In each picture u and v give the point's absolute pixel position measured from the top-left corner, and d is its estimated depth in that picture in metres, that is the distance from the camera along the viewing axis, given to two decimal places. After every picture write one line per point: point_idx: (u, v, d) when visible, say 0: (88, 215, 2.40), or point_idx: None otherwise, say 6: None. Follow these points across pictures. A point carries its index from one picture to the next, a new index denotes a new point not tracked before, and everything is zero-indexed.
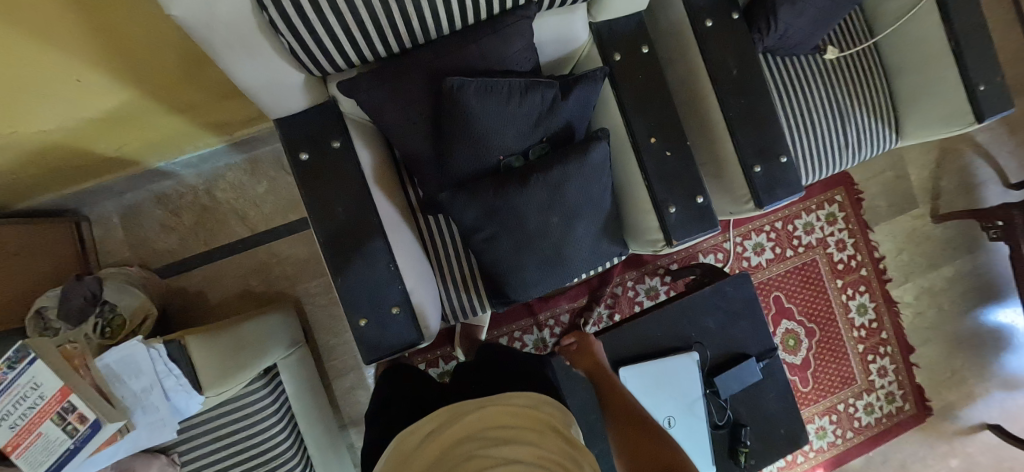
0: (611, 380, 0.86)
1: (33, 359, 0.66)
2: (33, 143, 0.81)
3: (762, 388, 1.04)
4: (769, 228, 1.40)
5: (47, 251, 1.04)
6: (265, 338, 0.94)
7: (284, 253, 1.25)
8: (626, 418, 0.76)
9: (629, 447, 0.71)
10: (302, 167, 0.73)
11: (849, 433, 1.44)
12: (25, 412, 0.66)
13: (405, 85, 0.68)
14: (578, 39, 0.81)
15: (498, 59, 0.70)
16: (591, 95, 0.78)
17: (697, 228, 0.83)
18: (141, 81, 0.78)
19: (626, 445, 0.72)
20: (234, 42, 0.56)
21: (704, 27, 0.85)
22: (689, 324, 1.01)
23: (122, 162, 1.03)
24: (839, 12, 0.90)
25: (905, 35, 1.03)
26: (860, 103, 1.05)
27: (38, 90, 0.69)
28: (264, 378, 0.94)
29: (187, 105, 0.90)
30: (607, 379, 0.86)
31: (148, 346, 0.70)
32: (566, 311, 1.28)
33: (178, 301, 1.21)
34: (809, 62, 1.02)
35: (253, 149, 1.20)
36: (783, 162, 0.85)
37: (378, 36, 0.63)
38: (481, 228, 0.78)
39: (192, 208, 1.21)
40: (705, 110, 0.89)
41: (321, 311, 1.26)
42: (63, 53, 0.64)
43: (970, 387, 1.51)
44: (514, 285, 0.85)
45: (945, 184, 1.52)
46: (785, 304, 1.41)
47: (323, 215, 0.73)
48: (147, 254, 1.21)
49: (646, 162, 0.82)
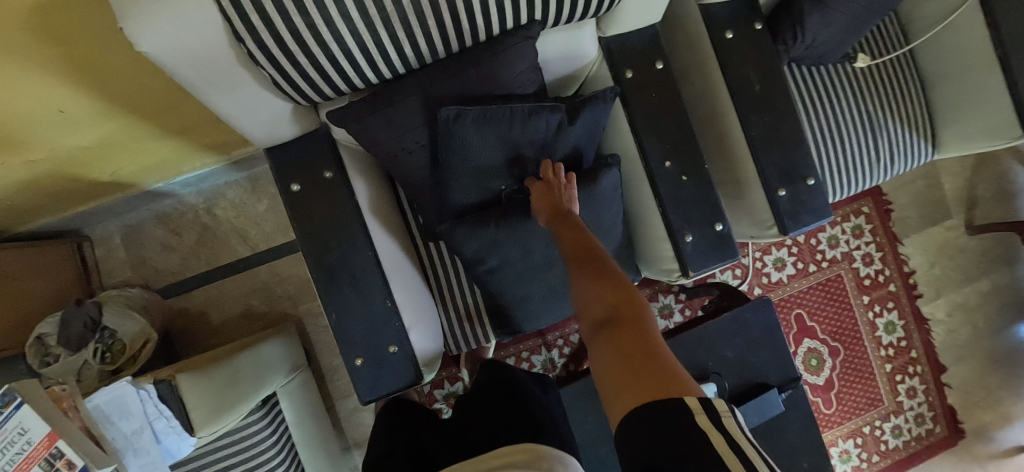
0: (572, 219, 0.63)
1: (19, 405, 0.63)
2: (24, 171, 0.79)
3: (783, 419, 0.98)
4: (790, 242, 1.33)
5: (47, 275, 1.03)
6: (263, 369, 0.91)
7: (285, 273, 1.22)
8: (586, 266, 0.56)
9: (588, 305, 0.52)
10: (293, 199, 0.69)
11: (875, 457, 1.37)
12: (13, 458, 0.63)
13: (399, 113, 0.63)
14: (587, 55, 0.75)
15: (499, 83, 0.65)
16: (601, 117, 0.72)
17: (715, 258, 0.77)
18: (129, 110, 0.75)
19: (585, 300, 0.53)
20: (211, 76, 0.52)
21: (724, 40, 0.78)
22: (706, 352, 0.95)
23: (119, 185, 1.01)
24: (872, 18, 0.83)
25: (945, 40, 0.94)
26: (892, 113, 0.98)
27: (19, 123, 0.66)
28: (263, 408, 0.90)
29: (180, 129, 0.87)
30: (568, 219, 0.63)
31: (138, 387, 0.69)
32: (575, 331, 1.23)
33: (180, 321, 1.19)
34: (837, 71, 0.95)
35: (253, 167, 1.18)
36: (811, 184, 0.79)
37: (368, 64, 0.59)
38: (484, 261, 0.74)
39: (193, 228, 1.19)
40: (724, 128, 0.82)
41: (324, 331, 1.24)
42: (42, 88, 0.61)
43: (1006, 408, 1.43)
44: (519, 316, 0.80)
45: (982, 192, 1.42)
46: (807, 323, 1.34)
47: (315, 249, 0.69)
48: (148, 274, 1.19)
49: (660, 187, 0.76)
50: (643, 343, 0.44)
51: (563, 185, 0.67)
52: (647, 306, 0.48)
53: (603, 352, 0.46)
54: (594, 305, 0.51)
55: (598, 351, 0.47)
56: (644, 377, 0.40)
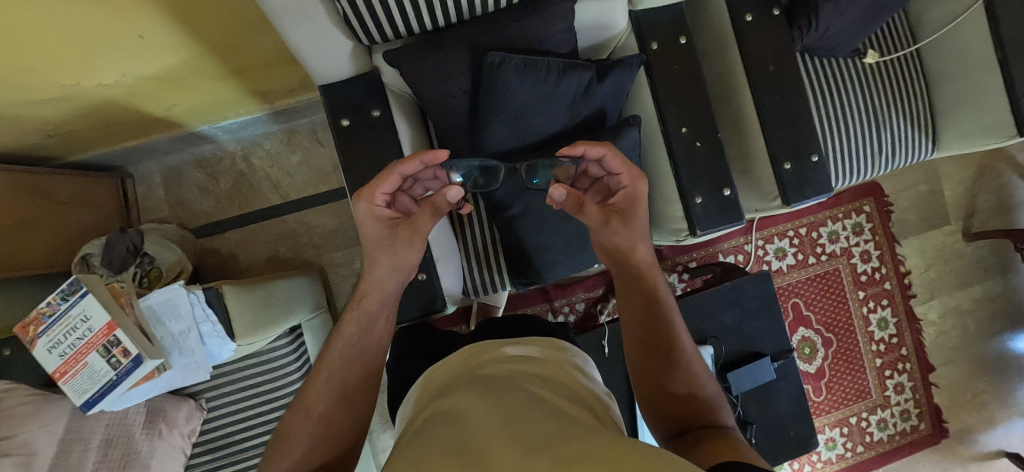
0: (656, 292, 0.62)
1: (85, 293, 0.73)
2: (94, 95, 0.86)
3: (772, 387, 1.05)
4: (793, 234, 1.39)
5: (93, 202, 1.10)
6: (294, 297, 0.96)
7: (312, 223, 1.29)
8: (664, 361, 0.57)
9: (665, 405, 0.55)
10: (342, 132, 0.76)
11: (859, 448, 1.42)
12: (75, 342, 0.72)
13: (446, 57, 0.70)
14: (618, 26, 0.82)
15: (539, 39, 0.72)
16: (626, 81, 0.79)
17: (722, 221, 0.83)
18: (195, 47, 0.82)
19: (661, 396, 0.56)
20: (292, 5, 0.60)
21: (744, 22, 0.85)
22: (706, 318, 1.02)
23: (168, 124, 1.08)
24: (884, 14, 0.89)
25: (951, 43, 1.01)
26: (896, 109, 1.04)
27: (102, 43, 0.73)
28: (291, 336, 0.96)
29: (236, 72, 0.94)
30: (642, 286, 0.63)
31: (189, 290, 0.76)
32: (582, 300, 1.29)
33: (210, 261, 1.26)
34: (849, 65, 1.01)
35: (290, 120, 1.25)
36: (815, 161, 0.85)
37: (427, 9, 0.66)
38: (511, 205, 0.81)
39: (229, 173, 1.27)
40: (739, 105, 0.89)
41: (344, 281, 1.31)
42: (129, 15, 0.68)
43: (991, 412, 1.47)
44: (536, 264, 0.87)
45: (980, 202, 1.48)
46: (803, 312, 1.40)
47: (358, 179, 0.76)
48: (184, 214, 1.27)
49: (675, 152, 0.83)
50: (727, 444, 0.46)
51: (615, 224, 0.64)
52: (730, 429, 0.52)
53: (685, 445, 0.49)
54: (671, 412, 0.55)
55: (678, 446, 0.50)
56: (731, 453, 0.43)
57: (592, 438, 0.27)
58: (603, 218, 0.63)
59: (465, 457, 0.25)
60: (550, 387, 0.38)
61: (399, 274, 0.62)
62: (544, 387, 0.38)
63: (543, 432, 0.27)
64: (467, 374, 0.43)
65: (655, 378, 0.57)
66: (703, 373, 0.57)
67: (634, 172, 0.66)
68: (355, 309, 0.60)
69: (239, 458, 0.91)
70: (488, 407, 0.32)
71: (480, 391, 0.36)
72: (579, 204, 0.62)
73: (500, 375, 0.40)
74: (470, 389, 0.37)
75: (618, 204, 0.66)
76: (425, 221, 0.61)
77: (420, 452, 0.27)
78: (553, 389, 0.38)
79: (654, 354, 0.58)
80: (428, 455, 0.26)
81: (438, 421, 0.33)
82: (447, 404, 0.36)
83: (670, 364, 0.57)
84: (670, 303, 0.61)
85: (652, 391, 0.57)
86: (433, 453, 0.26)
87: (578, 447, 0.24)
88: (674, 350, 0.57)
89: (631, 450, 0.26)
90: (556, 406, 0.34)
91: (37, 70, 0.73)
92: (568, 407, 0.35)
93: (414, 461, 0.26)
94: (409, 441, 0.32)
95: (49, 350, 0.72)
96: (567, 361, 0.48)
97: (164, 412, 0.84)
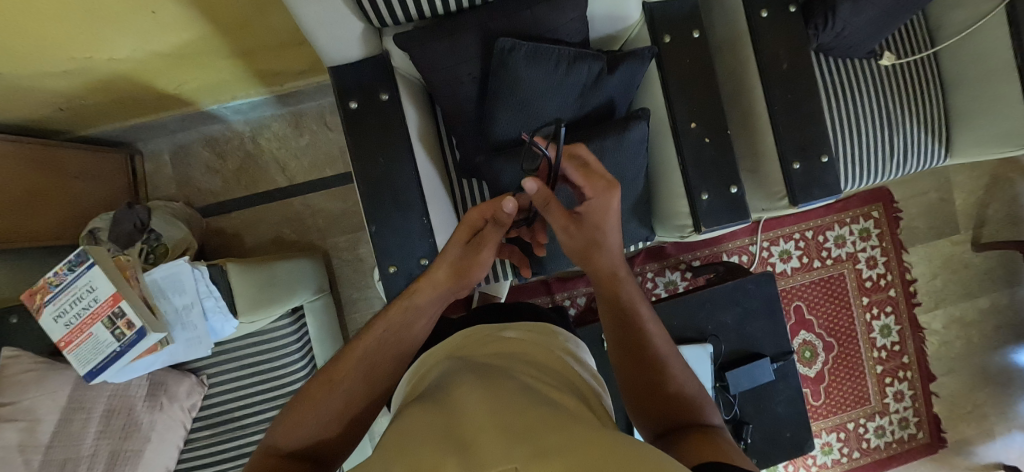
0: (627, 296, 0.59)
1: (91, 265, 0.73)
2: (104, 70, 0.87)
3: (771, 388, 1.04)
4: (798, 236, 1.38)
5: (102, 177, 1.11)
6: (297, 278, 0.97)
7: (317, 206, 1.29)
8: (644, 367, 0.55)
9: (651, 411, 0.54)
10: (350, 114, 0.75)
11: (855, 454, 1.42)
12: (80, 312, 0.73)
13: (458, 43, 0.70)
14: (630, 17, 0.82)
15: (551, 27, 0.71)
16: (637, 73, 0.78)
17: (728, 218, 0.83)
18: (206, 25, 0.82)
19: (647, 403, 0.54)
20: None
21: (759, 18, 0.84)
22: (707, 316, 1.02)
23: (177, 101, 1.08)
24: (903, 14, 0.88)
25: (970, 47, 0.99)
26: (910, 113, 1.03)
27: (114, 19, 0.73)
28: (292, 316, 0.97)
29: (247, 51, 0.94)
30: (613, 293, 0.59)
31: (193, 266, 0.77)
32: (583, 294, 1.29)
33: (216, 240, 1.27)
34: (865, 67, 1.00)
35: (299, 103, 1.25)
36: (824, 161, 0.84)
37: None
38: None
39: (237, 154, 1.27)
40: (750, 103, 0.88)
41: (348, 266, 1.31)
42: None
43: (990, 425, 1.46)
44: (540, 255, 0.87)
45: (992, 213, 1.46)
46: (805, 315, 1.39)
47: (364, 162, 0.76)
48: (191, 193, 1.28)
49: (684, 147, 0.82)
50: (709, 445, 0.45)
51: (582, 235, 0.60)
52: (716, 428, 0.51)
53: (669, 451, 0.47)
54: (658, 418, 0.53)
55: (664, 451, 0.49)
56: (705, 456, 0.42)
57: (578, 424, 0.27)
58: (564, 223, 0.60)
59: (449, 439, 0.25)
60: (540, 373, 0.39)
61: (434, 271, 0.57)
62: (533, 373, 0.38)
63: (529, 414, 0.27)
64: (459, 359, 0.43)
65: (636, 387, 0.55)
66: (684, 374, 0.55)
67: (603, 182, 0.58)
68: (406, 304, 0.55)
69: (238, 435, 0.92)
70: (479, 391, 0.32)
71: (472, 375, 0.36)
72: (546, 201, 0.58)
73: (490, 362, 0.40)
74: (460, 374, 0.38)
75: (582, 214, 0.60)
76: (495, 233, 0.58)
77: (407, 435, 0.27)
78: (544, 376, 0.39)
79: (632, 360, 0.56)
80: (416, 437, 0.26)
81: (428, 402, 0.33)
82: (439, 388, 0.36)
83: (652, 370, 0.55)
84: (644, 307, 0.59)
85: (636, 400, 0.55)
86: (420, 436, 0.26)
87: (564, 433, 0.24)
88: (651, 355, 0.56)
89: (616, 438, 0.26)
90: (545, 393, 0.34)
91: (46, 41, 0.73)
92: (557, 393, 0.36)
93: (400, 444, 0.26)
94: (397, 422, 0.32)
95: (55, 319, 0.73)
96: (557, 347, 0.48)
97: (165, 386, 0.85)
